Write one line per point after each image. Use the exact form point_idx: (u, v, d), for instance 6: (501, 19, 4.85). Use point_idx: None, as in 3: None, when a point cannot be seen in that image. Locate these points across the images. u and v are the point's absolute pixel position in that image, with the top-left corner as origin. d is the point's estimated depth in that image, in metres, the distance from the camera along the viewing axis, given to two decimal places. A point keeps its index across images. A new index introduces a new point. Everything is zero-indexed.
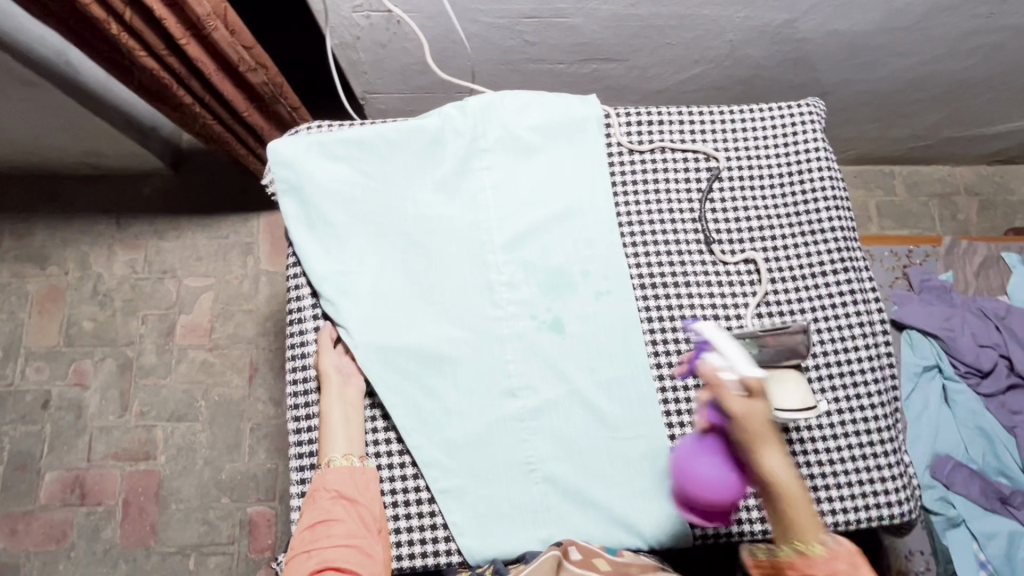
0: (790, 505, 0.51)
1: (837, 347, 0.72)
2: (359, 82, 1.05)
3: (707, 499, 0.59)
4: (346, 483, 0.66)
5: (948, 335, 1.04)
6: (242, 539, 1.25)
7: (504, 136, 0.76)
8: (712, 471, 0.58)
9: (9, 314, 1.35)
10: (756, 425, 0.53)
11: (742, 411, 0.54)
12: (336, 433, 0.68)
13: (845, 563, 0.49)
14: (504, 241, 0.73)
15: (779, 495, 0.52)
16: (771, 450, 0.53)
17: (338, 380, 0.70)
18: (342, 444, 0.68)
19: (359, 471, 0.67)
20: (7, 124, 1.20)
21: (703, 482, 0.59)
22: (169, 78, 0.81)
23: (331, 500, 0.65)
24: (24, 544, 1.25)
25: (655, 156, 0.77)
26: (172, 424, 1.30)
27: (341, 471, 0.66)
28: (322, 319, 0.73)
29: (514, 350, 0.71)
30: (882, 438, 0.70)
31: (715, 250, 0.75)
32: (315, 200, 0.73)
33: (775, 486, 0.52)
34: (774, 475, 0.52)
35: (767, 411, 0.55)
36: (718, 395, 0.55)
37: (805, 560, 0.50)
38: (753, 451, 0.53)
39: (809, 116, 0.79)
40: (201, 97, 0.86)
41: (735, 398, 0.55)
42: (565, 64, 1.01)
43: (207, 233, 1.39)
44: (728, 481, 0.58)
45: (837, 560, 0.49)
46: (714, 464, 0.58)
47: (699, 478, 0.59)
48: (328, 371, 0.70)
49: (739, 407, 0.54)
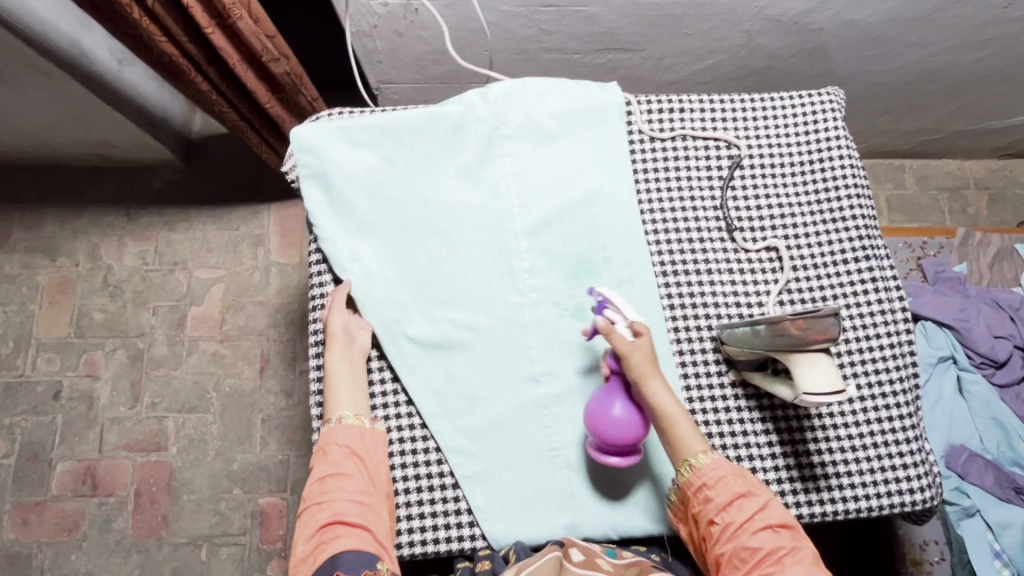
0: (677, 426, 0.63)
1: (859, 335, 0.72)
2: (375, 72, 1.05)
3: (614, 438, 0.63)
4: (358, 443, 0.65)
5: (963, 325, 1.05)
6: (254, 530, 1.25)
7: (525, 123, 0.75)
8: (616, 410, 0.63)
9: (20, 305, 1.35)
10: (644, 362, 0.64)
11: (631, 351, 0.64)
12: (345, 392, 0.67)
13: (725, 469, 0.61)
14: (526, 228, 0.73)
15: (665, 420, 0.63)
16: (656, 382, 0.63)
17: (347, 342, 0.69)
18: (350, 403, 0.67)
19: (369, 433, 0.66)
20: (18, 113, 1.20)
21: (609, 422, 0.63)
22: (186, 63, 0.81)
23: (343, 455, 0.64)
24: (36, 534, 1.25)
25: (676, 143, 0.77)
26: (183, 415, 1.30)
27: (351, 429, 0.65)
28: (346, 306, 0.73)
29: (537, 336, 0.71)
30: (904, 425, 0.70)
31: (737, 238, 0.75)
32: (339, 186, 0.73)
33: (661, 413, 0.62)
34: (659, 404, 0.62)
35: (652, 347, 0.65)
36: (611, 340, 0.65)
37: (696, 473, 0.62)
38: (642, 385, 0.63)
39: (830, 104, 0.78)
40: (219, 84, 0.86)
41: (626, 340, 0.64)
42: (581, 54, 1.01)
43: (218, 224, 1.39)
44: (630, 417, 0.63)
45: (718, 467, 0.61)
46: (617, 403, 0.63)
47: (605, 418, 0.63)
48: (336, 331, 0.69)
49: (630, 348, 0.64)
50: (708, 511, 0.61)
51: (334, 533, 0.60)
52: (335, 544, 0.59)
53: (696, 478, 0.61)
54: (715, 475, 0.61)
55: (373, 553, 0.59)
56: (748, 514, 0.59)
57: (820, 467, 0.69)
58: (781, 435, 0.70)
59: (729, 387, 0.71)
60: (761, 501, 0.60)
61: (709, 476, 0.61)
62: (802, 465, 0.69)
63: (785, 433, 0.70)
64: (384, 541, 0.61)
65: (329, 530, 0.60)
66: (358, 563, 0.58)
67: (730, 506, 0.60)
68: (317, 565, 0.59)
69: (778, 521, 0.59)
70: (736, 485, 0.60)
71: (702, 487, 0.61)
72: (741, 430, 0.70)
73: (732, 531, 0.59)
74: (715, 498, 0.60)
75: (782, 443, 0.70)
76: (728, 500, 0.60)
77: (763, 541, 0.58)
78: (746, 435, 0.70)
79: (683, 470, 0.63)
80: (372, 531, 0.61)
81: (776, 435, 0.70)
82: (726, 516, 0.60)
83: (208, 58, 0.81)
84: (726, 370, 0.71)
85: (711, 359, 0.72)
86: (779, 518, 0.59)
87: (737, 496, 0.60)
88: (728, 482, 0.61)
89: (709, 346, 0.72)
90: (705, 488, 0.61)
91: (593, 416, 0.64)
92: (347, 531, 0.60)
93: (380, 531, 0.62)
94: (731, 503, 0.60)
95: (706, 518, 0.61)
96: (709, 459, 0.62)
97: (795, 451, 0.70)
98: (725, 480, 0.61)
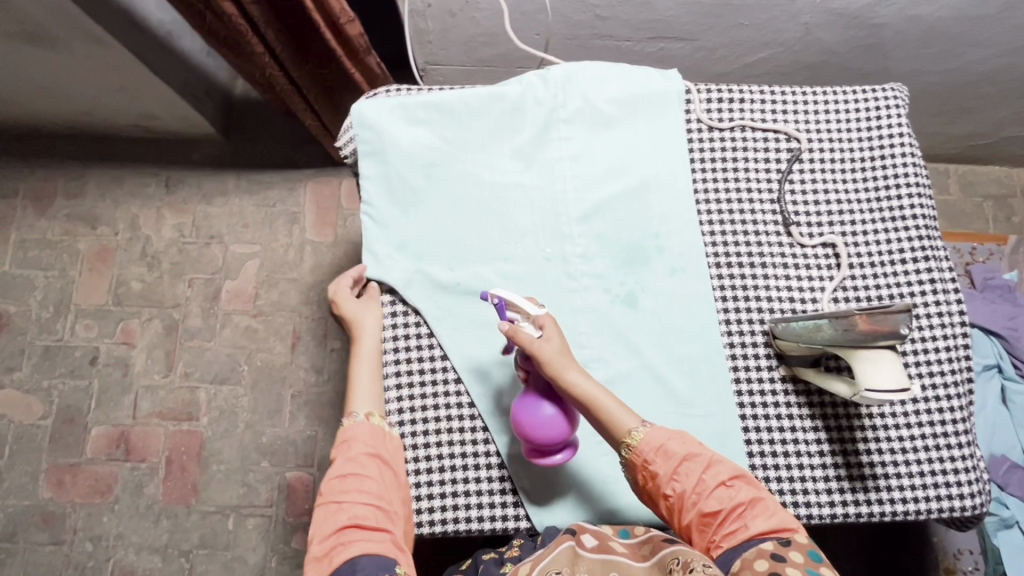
0: (603, 408, 0.62)
1: (915, 336, 0.71)
2: (423, 53, 1.05)
3: (546, 439, 0.62)
4: (378, 443, 0.65)
5: (1011, 334, 1.04)
6: (280, 503, 1.27)
7: (584, 106, 0.75)
8: (545, 410, 0.62)
9: (61, 271, 1.38)
10: (556, 353, 0.62)
11: (540, 346, 0.62)
12: (366, 389, 0.68)
13: (658, 437, 0.61)
14: (580, 213, 0.73)
15: (591, 405, 0.61)
16: (574, 369, 0.62)
17: (373, 338, 0.71)
18: (368, 401, 0.68)
19: (387, 435, 0.67)
20: (68, 83, 1.22)
21: (537, 422, 0.62)
22: (243, 23, 0.81)
23: (364, 454, 0.63)
24: (70, 495, 1.28)
25: (735, 134, 0.76)
26: (215, 386, 1.32)
27: (368, 427, 0.66)
28: (398, 303, 0.72)
29: (588, 321, 0.71)
30: (958, 429, 0.69)
31: (794, 232, 0.73)
32: (396, 163, 0.73)
33: (586, 399, 0.61)
34: (583, 392, 0.61)
35: (557, 333, 0.63)
36: (518, 342, 0.62)
37: (637, 451, 0.61)
38: (557, 378, 0.62)
39: (894, 100, 0.77)
40: (276, 49, 0.86)
41: (532, 338, 0.62)
42: (633, 42, 1.00)
43: (255, 200, 1.40)
44: (554, 414, 0.63)
45: (652, 437, 0.61)
46: (539, 404, 0.63)
47: (532, 421, 0.62)
48: (363, 325, 0.71)
49: (536, 345, 0.62)
50: (659, 484, 0.60)
51: (351, 535, 0.59)
52: (353, 546, 0.58)
53: (636, 458, 0.61)
54: (652, 448, 0.60)
55: (392, 556, 0.58)
56: (697, 479, 0.59)
57: (869, 467, 0.68)
58: (830, 432, 0.69)
59: (780, 382, 0.70)
60: (706, 462, 0.60)
61: (648, 450, 0.60)
62: (851, 464, 0.68)
63: (835, 430, 0.69)
64: (401, 546, 0.60)
65: (346, 532, 0.59)
66: (377, 568, 0.56)
67: (677, 475, 0.59)
68: (331, 567, 0.58)
69: (726, 476, 0.59)
70: (676, 451, 0.60)
71: (647, 462, 0.60)
72: (789, 425, 0.69)
73: (689, 499, 0.59)
74: (661, 471, 0.60)
75: (831, 440, 0.69)
76: (674, 468, 0.59)
77: (719, 499, 0.58)
78: (794, 431, 0.69)
79: (623, 452, 0.62)
80: (390, 535, 0.60)
81: (825, 433, 0.69)
82: (678, 486, 0.59)
83: (270, 21, 0.81)
84: (776, 365, 0.70)
85: (763, 353, 0.71)
86: (728, 472, 0.60)
87: (681, 462, 0.60)
88: (667, 449, 0.60)
89: (761, 340, 0.71)
90: (649, 464, 0.60)
91: (518, 426, 0.64)
92: (365, 534, 0.59)
93: (397, 536, 0.61)
94: (677, 471, 0.59)
95: (660, 493, 0.60)
96: (643, 435, 0.61)
97: (844, 450, 0.69)
98: (663, 451, 0.60)
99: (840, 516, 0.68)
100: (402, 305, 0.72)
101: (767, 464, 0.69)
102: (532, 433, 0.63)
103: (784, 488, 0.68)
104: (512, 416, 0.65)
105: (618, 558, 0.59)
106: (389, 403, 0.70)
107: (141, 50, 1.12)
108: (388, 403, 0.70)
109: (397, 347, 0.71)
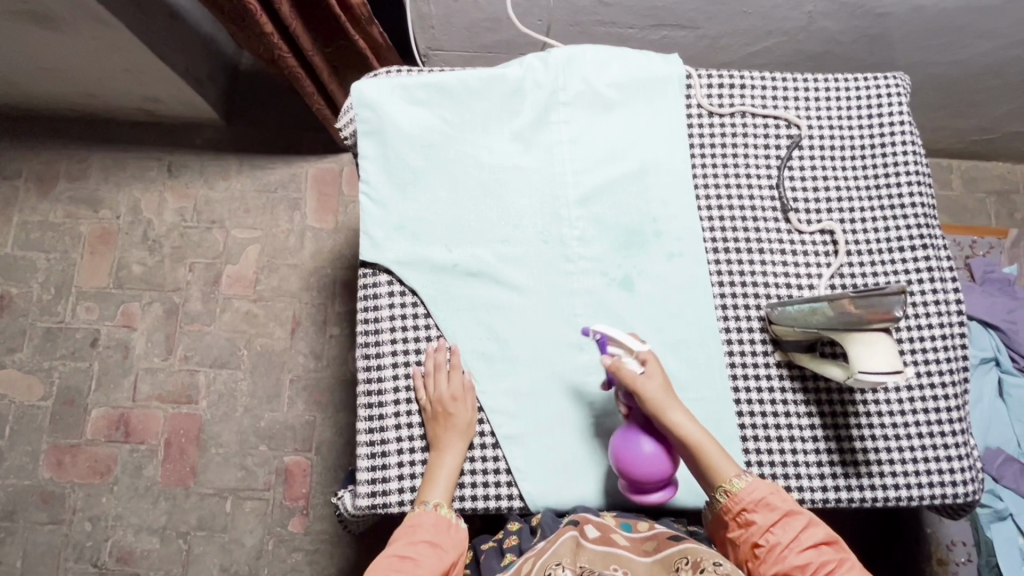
0: (706, 451, 0.62)
1: (911, 323, 0.71)
2: (425, 37, 1.04)
3: (648, 475, 0.62)
4: (441, 535, 0.63)
5: (1010, 328, 1.04)
6: (278, 486, 1.28)
7: (585, 90, 0.75)
8: (645, 447, 0.62)
9: (63, 253, 1.38)
10: (660, 391, 0.63)
11: (644, 383, 0.63)
12: (443, 477, 0.66)
13: (762, 491, 0.61)
14: (578, 196, 0.73)
15: (694, 447, 0.62)
16: (677, 410, 0.62)
17: (464, 430, 0.68)
18: (441, 491, 0.66)
19: (455, 527, 0.64)
20: (72, 65, 1.22)
21: (638, 458, 0.62)
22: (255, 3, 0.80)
23: (426, 541, 0.62)
24: (70, 475, 1.29)
25: (735, 120, 0.76)
26: (214, 369, 1.33)
27: (435, 521, 0.63)
28: (396, 281, 0.72)
29: (584, 304, 0.71)
30: (952, 416, 0.69)
31: (792, 219, 0.73)
32: (396, 143, 0.73)
33: (690, 440, 0.62)
34: (687, 432, 0.62)
35: (660, 373, 0.64)
36: (620, 377, 0.64)
37: (734, 498, 0.61)
38: (663, 415, 0.62)
39: (895, 88, 0.77)
40: (290, 23, 0.85)
41: (635, 374, 0.63)
42: (636, 29, 0.99)
43: (256, 185, 1.41)
44: (655, 451, 0.63)
45: (755, 489, 0.61)
46: (640, 439, 0.63)
47: (633, 456, 0.62)
48: (455, 413, 0.67)
49: (640, 380, 0.63)
50: (752, 533, 0.60)
51: None
52: None
53: (732, 503, 0.61)
54: (754, 498, 0.61)
55: None
56: (794, 535, 0.59)
57: (862, 453, 0.69)
58: (824, 418, 0.69)
59: (775, 367, 0.70)
60: (804, 520, 0.60)
61: (749, 500, 0.61)
62: (844, 449, 0.69)
63: (829, 415, 0.69)
64: None
65: None
66: None
67: (774, 527, 0.60)
68: None
69: (821, 538, 0.59)
70: (778, 505, 0.61)
71: (743, 511, 0.61)
72: (783, 410, 0.69)
73: (780, 551, 0.59)
74: (759, 521, 0.60)
75: (825, 425, 0.69)
76: (773, 520, 0.60)
77: (811, 558, 0.58)
78: (788, 415, 0.69)
79: (720, 496, 0.62)
80: None
81: (819, 418, 0.69)
82: (772, 537, 0.59)
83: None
84: (772, 350, 0.70)
85: (758, 338, 0.71)
86: (822, 534, 0.60)
87: (781, 516, 0.60)
88: (767, 502, 0.61)
89: (756, 325, 0.71)
90: (747, 512, 0.61)
91: (620, 463, 0.63)
92: None
93: None
94: (775, 524, 0.60)
95: (750, 541, 0.60)
96: (745, 484, 0.61)
97: (838, 435, 0.69)
98: (764, 503, 0.60)
99: (833, 501, 0.68)
100: (399, 283, 0.72)
101: (760, 449, 0.69)
102: (637, 471, 0.62)
103: (777, 472, 0.68)
104: (612, 451, 0.65)
105: (620, 552, 0.60)
106: (385, 381, 0.70)
107: (145, 33, 1.12)
108: (384, 381, 0.70)
109: (394, 326, 0.71)
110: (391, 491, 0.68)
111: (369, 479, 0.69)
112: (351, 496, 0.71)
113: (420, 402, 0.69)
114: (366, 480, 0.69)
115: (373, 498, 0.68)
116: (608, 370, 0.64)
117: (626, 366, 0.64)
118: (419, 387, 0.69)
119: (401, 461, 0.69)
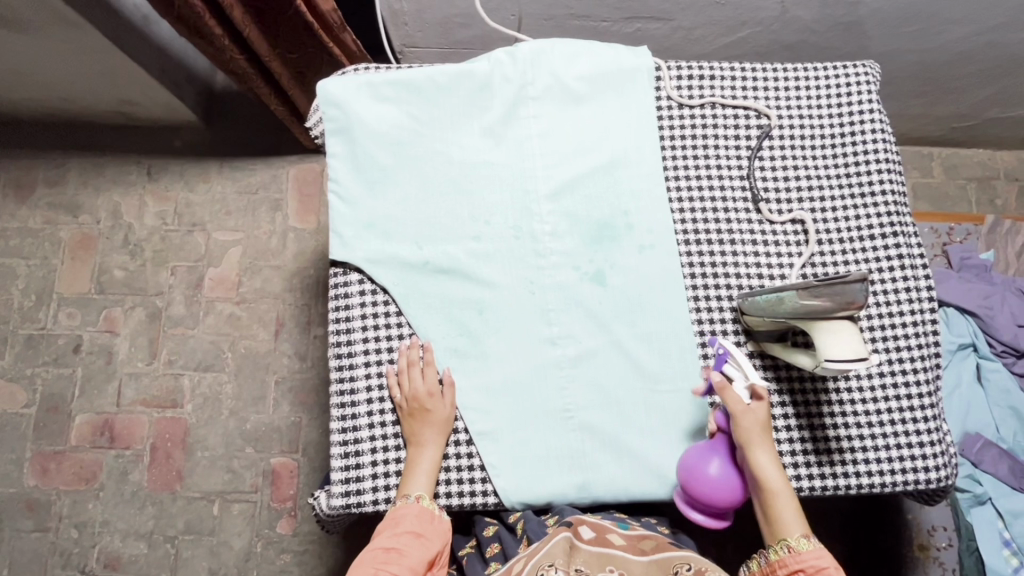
0: (778, 500, 0.62)
1: (881, 311, 0.71)
2: (399, 35, 1.04)
3: (706, 497, 0.63)
4: (425, 526, 0.64)
5: (986, 312, 1.04)
6: (266, 488, 1.27)
7: (553, 84, 0.75)
8: (715, 468, 0.64)
9: (42, 260, 1.37)
10: (754, 427, 0.63)
11: (743, 413, 0.63)
12: (423, 470, 0.66)
13: (826, 561, 0.61)
14: (549, 190, 0.73)
15: (769, 493, 0.62)
16: (764, 452, 0.63)
17: (442, 426, 0.67)
18: (424, 482, 0.66)
19: (438, 517, 0.66)
20: (42, 68, 1.20)
21: (705, 478, 0.63)
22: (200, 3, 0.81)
23: (410, 534, 0.64)
24: (55, 482, 1.28)
25: (705, 111, 0.76)
26: (198, 373, 1.32)
27: (418, 516, 0.64)
28: (367, 280, 0.71)
29: (556, 299, 0.71)
30: (924, 402, 0.69)
31: (763, 209, 0.73)
32: (363, 141, 0.73)
33: (766, 484, 0.62)
34: (766, 475, 0.62)
35: (765, 413, 0.64)
36: (723, 398, 0.64)
37: (794, 555, 0.62)
38: (748, 451, 0.63)
39: (865, 77, 0.77)
40: (242, 28, 0.86)
41: (739, 401, 0.64)
42: (609, 22, 0.99)
43: (237, 187, 1.40)
44: (725, 478, 0.63)
45: (820, 557, 0.61)
46: (718, 463, 0.64)
47: (700, 474, 0.63)
48: (434, 409, 0.67)
49: (742, 410, 0.63)
50: None
51: None
52: None
53: (789, 559, 0.62)
54: (816, 564, 0.61)
55: None
56: None
57: (835, 441, 0.69)
58: (797, 407, 0.69)
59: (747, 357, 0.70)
60: None
61: (808, 562, 0.61)
62: (817, 438, 0.69)
63: (802, 404, 0.69)
64: None
65: None
66: None
67: None
68: None
69: None
70: None
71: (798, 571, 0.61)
72: None
73: None
74: None
75: (798, 415, 0.69)
76: None
77: None
78: None
79: (778, 548, 0.63)
80: None
81: (793, 407, 0.69)
82: None
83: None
84: (744, 341, 0.71)
85: (730, 329, 0.71)
86: None
87: None
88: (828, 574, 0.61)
89: (729, 316, 0.71)
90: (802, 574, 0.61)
91: (688, 478, 0.64)
92: None
93: None
94: None
95: None
96: (808, 546, 0.62)
97: (811, 424, 0.69)
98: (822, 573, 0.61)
99: (806, 489, 0.69)
100: (370, 282, 0.71)
101: None
102: (701, 491, 0.63)
103: None
104: (685, 462, 0.66)
105: (614, 552, 0.61)
106: (358, 380, 0.70)
107: (115, 34, 1.10)
108: (357, 381, 0.70)
109: (366, 325, 0.71)
110: (366, 491, 0.68)
111: (342, 479, 0.68)
112: (326, 497, 0.70)
113: (395, 399, 0.69)
114: (340, 480, 0.68)
115: (348, 497, 0.68)
116: (718, 390, 0.64)
117: (736, 394, 0.64)
118: (394, 386, 0.69)
119: (374, 460, 0.69)
